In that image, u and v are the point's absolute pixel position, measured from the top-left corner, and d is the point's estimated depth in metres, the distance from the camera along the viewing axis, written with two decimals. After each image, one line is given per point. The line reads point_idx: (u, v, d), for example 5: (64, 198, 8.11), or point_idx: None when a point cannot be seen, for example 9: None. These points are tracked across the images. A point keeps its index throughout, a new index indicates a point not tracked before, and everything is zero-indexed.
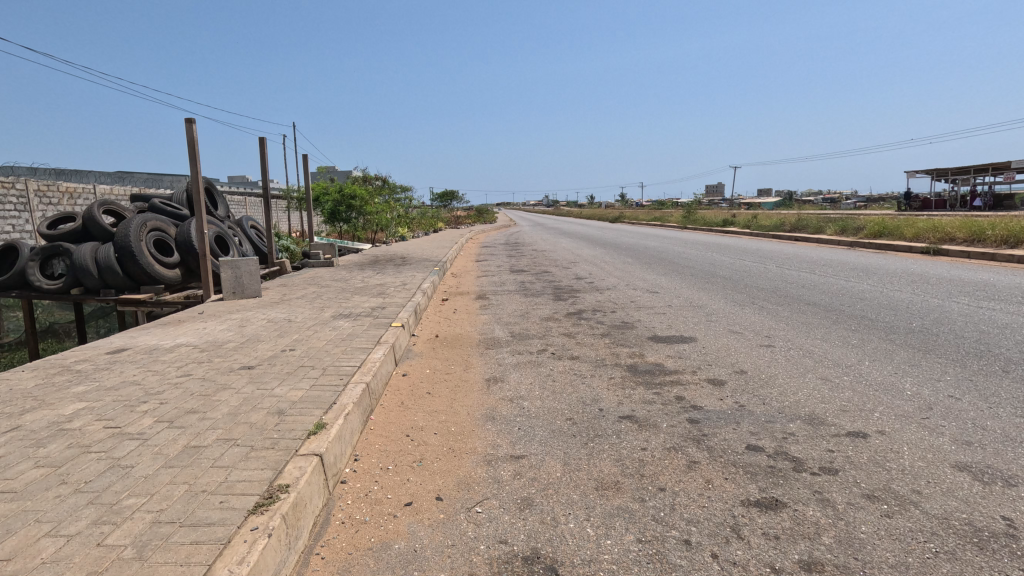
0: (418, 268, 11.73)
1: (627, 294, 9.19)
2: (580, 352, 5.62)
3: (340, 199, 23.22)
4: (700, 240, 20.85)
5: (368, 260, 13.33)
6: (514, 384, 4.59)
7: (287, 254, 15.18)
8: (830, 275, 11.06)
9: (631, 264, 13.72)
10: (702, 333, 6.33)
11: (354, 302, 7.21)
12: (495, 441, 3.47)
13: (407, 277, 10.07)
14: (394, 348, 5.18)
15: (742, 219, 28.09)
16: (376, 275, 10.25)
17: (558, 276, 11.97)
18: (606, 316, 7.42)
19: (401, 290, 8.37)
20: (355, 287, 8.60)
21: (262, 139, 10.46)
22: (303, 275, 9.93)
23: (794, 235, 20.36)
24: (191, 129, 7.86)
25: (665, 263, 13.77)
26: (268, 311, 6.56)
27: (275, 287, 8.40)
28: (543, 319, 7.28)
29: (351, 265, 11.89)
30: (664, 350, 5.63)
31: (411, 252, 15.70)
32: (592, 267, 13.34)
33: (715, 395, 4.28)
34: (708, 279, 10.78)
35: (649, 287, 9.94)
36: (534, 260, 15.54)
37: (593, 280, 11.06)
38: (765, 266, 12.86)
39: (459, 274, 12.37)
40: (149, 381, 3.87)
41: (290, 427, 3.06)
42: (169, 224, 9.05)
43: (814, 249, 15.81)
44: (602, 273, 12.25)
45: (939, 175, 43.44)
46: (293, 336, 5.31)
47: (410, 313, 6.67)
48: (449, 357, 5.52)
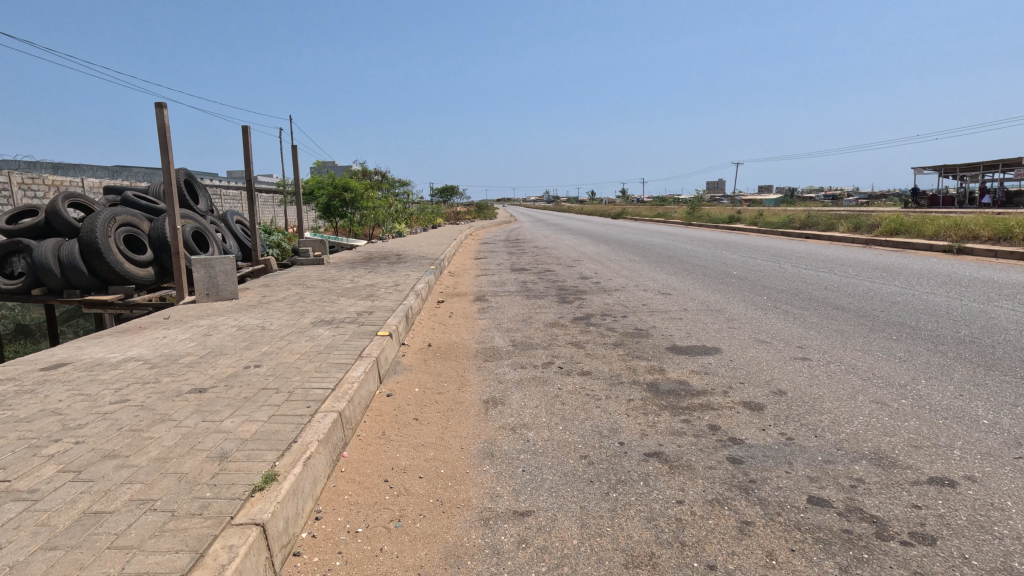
0: (413, 266, 11.05)
1: (637, 297, 8.50)
2: (591, 366, 4.95)
3: (335, 194, 22.48)
4: (708, 237, 20.15)
5: (361, 258, 12.64)
6: (516, 408, 3.92)
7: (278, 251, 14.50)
8: (853, 276, 10.36)
9: (638, 263, 13.03)
10: (727, 343, 5.65)
11: (338, 306, 6.54)
12: (494, 491, 2.80)
13: (401, 276, 9.39)
14: (378, 363, 4.50)
15: (749, 216, 27.36)
16: (368, 274, 9.57)
17: (562, 275, 11.30)
18: (617, 322, 6.74)
19: (393, 292, 7.68)
20: (342, 288, 7.92)
21: (246, 127, 9.72)
22: (289, 274, 9.25)
23: (805, 232, 19.66)
24: (161, 114, 7.15)
25: (674, 262, 13.09)
26: (241, 316, 5.88)
27: (255, 289, 7.73)
28: (547, 325, 6.60)
29: (343, 263, 11.22)
30: (686, 364, 4.96)
31: (407, 249, 15.03)
32: (597, 266, 12.66)
33: (756, 423, 3.61)
34: (723, 280, 10.10)
35: (661, 288, 9.26)
36: (536, 258, 14.85)
37: (599, 281, 10.37)
38: (781, 266, 12.17)
39: (458, 273, 11.69)
40: (74, 409, 3.20)
41: (231, 481, 2.39)
42: (142, 218, 8.35)
43: (829, 248, 15.12)
44: (609, 272, 11.57)
45: (947, 171, 42.68)
46: (263, 347, 4.63)
47: (400, 318, 5.99)
48: (442, 371, 4.85)
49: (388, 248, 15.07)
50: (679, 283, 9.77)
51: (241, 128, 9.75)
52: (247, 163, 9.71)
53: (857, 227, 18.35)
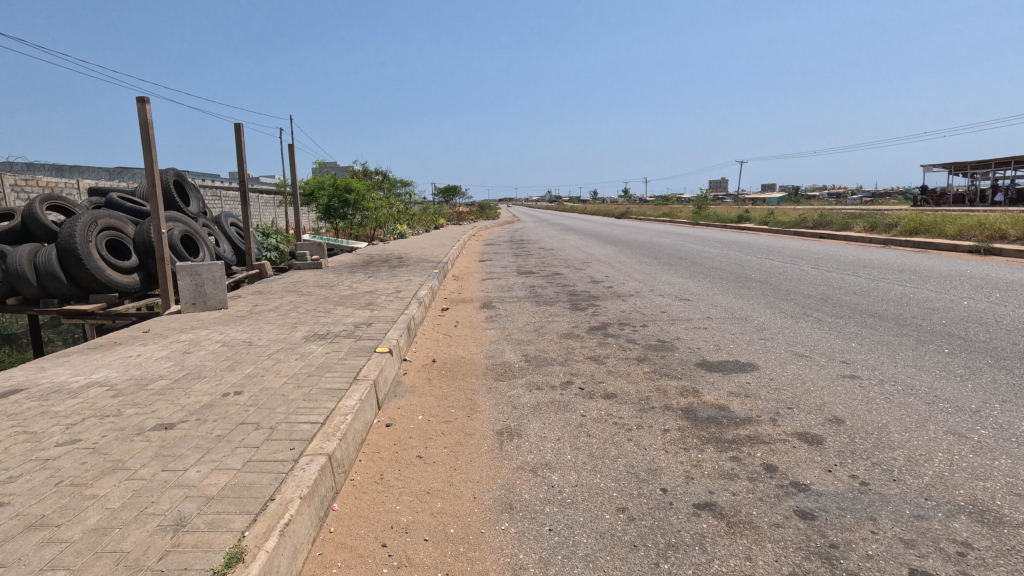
0: (416, 270, 10.54)
1: (655, 303, 7.96)
2: (615, 387, 4.41)
3: (335, 194, 21.97)
4: (719, 238, 19.59)
5: (361, 261, 12.12)
6: (536, 443, 3.38)
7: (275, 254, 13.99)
8: (879, 279, 9.82)
9: (650, 265, 12.50)
10: (762, 358, 5.11)
11: (334, 316, 6.02)
12: (516, 561, 2.27)
13: (402, 281, 8.87)
14: (376, 386, 3.98)
15: (758, 215, 26.78)
16: (367, 279, 9.06)
17: (571, 279, 10.77)
18: (637, 333, 6.21)
19: (394, 299, 7.16)
20: (340, 296, 7.40)
21: (239, 125, 9.22)
22: (285, 280, 8.74)
23: (818, 232, 19.10)
24: (144, 108, 6.66)
25: (688, 264, 12.57)
26: (227, 329, 5.36)
27: (247, 297, 7.22)
28: (562, 337, 6.06)
29: (342, 267, 10.70)
30: (722, 383, 4.43)
31: (409, 251, 14.51)
32: (608, 269, 12.14)
33: (818, 463, 3.07)
34: (743, 284, 9.57)
35: (678, 294, 8.74)
36: (543, 260, 14.31)
37: (612, 285, 9.83)
38: (800, 268, 11.62)
39: (462, 277, 11.17)
40: (12, 453, 2.69)
41: (184, 565, 1.86)
42: (127, 222, 7.85)
43: (847, 249, 14.57)
44: (621, 276, 11.04)
45: (957, 169, 42.00)
46: (248, 367, 4.11)
47: (402, 331, 5.46)
48: (448, 394, 4.32)
49: (389, 251, 14.53)
50: (697, 288, 9.25)
51: (234, 125, 9.24)
52: (239, 161, 9.21)
53: (873, 227, 17.79)
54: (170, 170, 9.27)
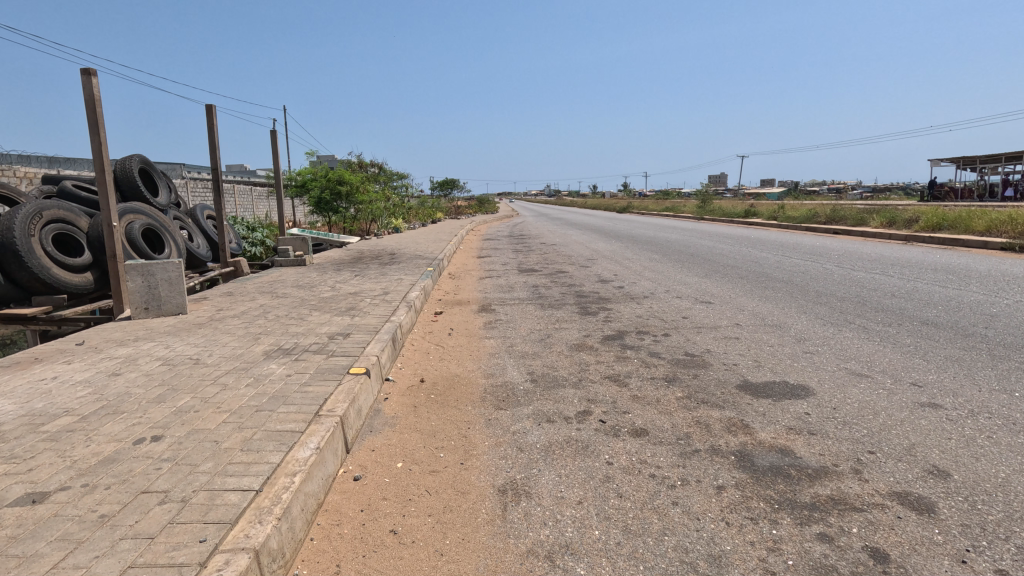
0: (408, 268, 9.67)
1: (673, 308, 7.11)
2: (644, 419, 3.56)
3: (328, 186, 20.99)
4: (728, 233, 18.76)
5: (349, 258, 11.24)
6: (552, 509, 2.53)
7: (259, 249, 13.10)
8: (914, 279, 9.01)
9: (661, 263, 11.66)
10: (814, 379, 4.27)
11: (308, 324, 5.16)
12: None
13: (392, 281, 8.01)
14: (345, 423, 3.11)
15: (765, 210, 25.92)
16: (353, 278, 8.19)
17: (577, 278, 9.92)
18: (660, 344, 5.36)
19: (380, 303, 6.30)
20: (319, 299, 6.54)
21: (211, 106, 8.32)
22: (261, 279, 7.88)
23: (833, 228, 18.24)
24: (91, 81, 5.77)
25: (701, 262, 11.73)
26: (176, 343, 4.50)
27: (212, 300, 6.35)
28: (572, 349, 5.21)
29: (328, 264, 9.84)
30: (775, 415, 3.58)
31: (404, 247, 13.64)
32: (616, 267, 11.30)
33: (943, 547, 2.23)
34: (765, 284, 8.75)
35: (697, 295, 7.91)
36: (545, 257, 13.44)
37: (622, 285, 8.98)
38: (823, 266, 10.79)
39: (459, 275, 10.31)
40: None
41: None
42: (78, 214, 6.97)
43: (868, 246, 13.75)
44: (630, 274, 10.20)
45: (965, 163, 41.19)
46: (183, 396, 3.26)
47: (384, 343, 4.61)
48: (438, 429, 3.46)
49: (382, 246, 13.64)
50: (717, 289, 8.41)
51: (205, 107, 8.32)
52: (211, 148, 8.31)
53: (892, 223, 16.98)
54: (134, 155, 8.34)
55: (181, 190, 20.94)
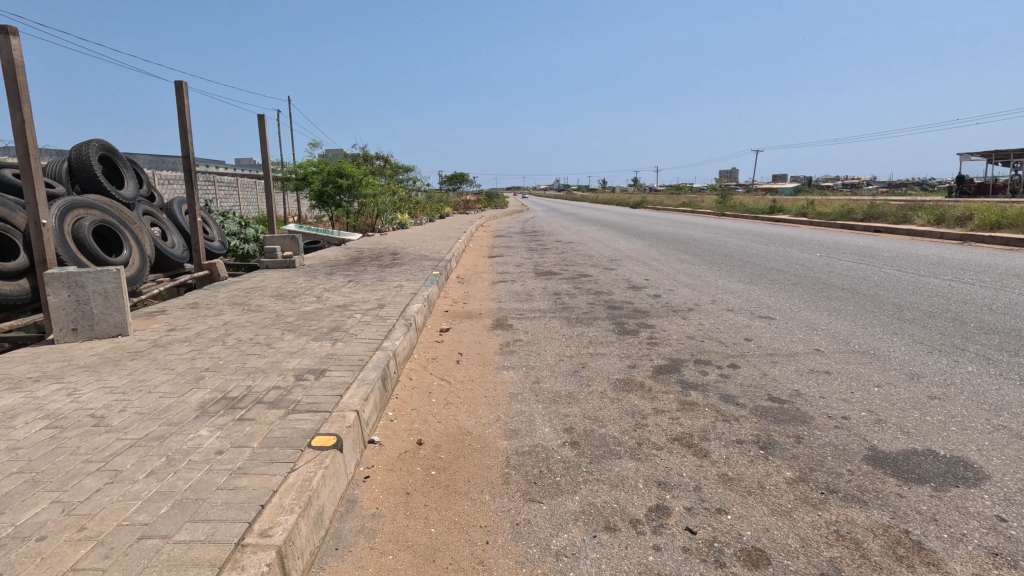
0: (411, 271, 8.50)
1: (728, 327, 5.84)
2: (754, 528, 2.34)
3: (330, 178, 19.94)
4: (758, 231, 17.43)
5: (346, 258, 10.05)
6: None
7: (247, 248, 11.93)
8: (1000, 287, 7.70)
9: (697, 265, 10.40)
10: (970, 447, 3.04)
11: (274, 355, 3.96)
12: None
13: (391, 289, 6.84)
14: (290, 553, 1.92)
15: (793, 206, 24.44)
16: (345, 284, 7.01)
17: (604, 283, 8.71)
18: (732, 381, 4.13)
19: (372, 320, 5.10)
20: (299, 314, 5.35)
21: (181, 82, 7.15)
22: (238, 287, 6.72)
23: (872, 225, 16.83)
24: (12, 41, 4.62)
25: (741, 264, 10.47)
26: (88, 384, 3.33)
27: (168, 317, 5.18)
28: (618, 391, 3.98)
29: (321, 267, 8.67)
30: (956, 522, 2.35)
31: (408, 245, 12.44)
32: (645, 270, 10.06)
33: None
34: (828, 294, 7.49)
35: (753, 309, 6.67)
36: (562, 257, 12.21)
37: (659, 293, 7.76)
38: (882, 271, 9.47)
39: (469, 279, 9.12)
40: None
41: None
42: (15, 209, 5.83)
43: (923, 247, 12.38)
44: (665, 279, 8.98)
45: (998, 158, 39.33)
46: (39, 499, 2.07)
47: (370, 386, 3.40)
48: (441, 544, 2.26)
49: (384, 245, 12.45)
50: (773, 300, 7.17)
51: (174, 83, 7.15)
52: (181, 130, 7.13)
53: (940, 220, 15.53)
54: (93, 140, 7.18)
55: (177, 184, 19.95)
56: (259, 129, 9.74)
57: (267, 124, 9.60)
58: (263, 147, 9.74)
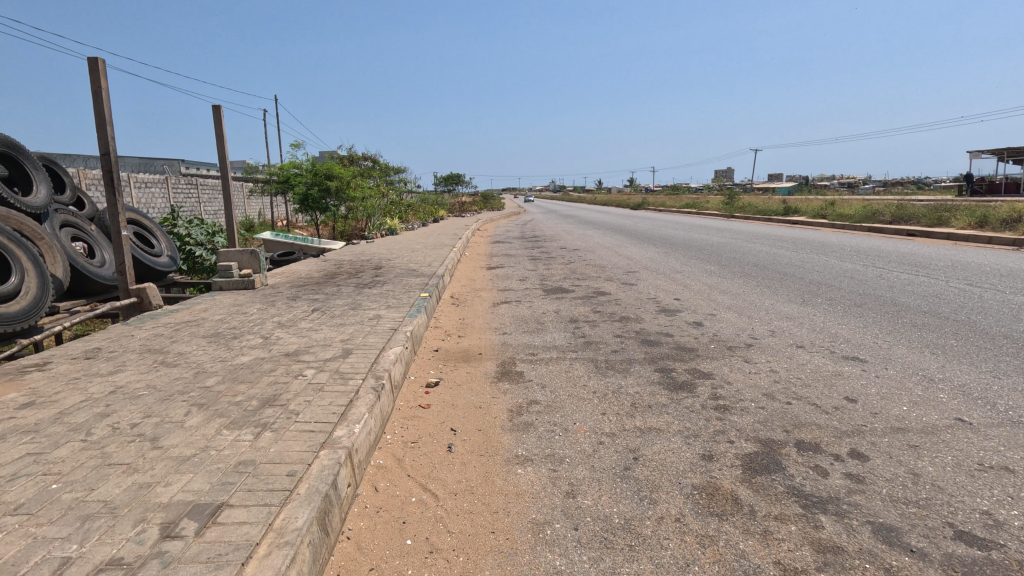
0: (395, 292, 7.00)
1: (812, 377, 4.36)
2: None
3: (314, 181, 18.44)
4: (780, 236, 16.02)
5: (321, 274, 8.55)
6: None
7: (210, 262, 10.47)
8: None
9: (731, 280, 8.96)
10: None
11: (154, 465, 2.47)
12: None
13: (365, 322, 5.33)
14: None
15: (808, 207, 23.09)
16: (307, 315, 5.50)
17: (628, 305, 7.25)
18: (876, 495, 2.65)
19: (328, 382, 3.60)
20: (229, 368, 3.84)
21: (98, 59, 5.64)
22: (168, 324, 5.20)
23: (904, 229, 15.44)
24: None
25: (782, 278, 9.03)
26: None
27: (40, 379, 3.66)
28: (706, 520, 2.49)
29: (286, 288, 7.17)
30: None
31: (396, 257, 10.95)
32: (672, 286, 8.60)
33: None
34: (910, 320, 6.05)
35: (830, 345, 5.22)
36: (572, 268, 10.76)
37: (699, 320, 6.31)
38: (951, 285, 8.04)
39: (466, 301, 7.63)
40: None
41: None
42: None
43: (978, 254, 10.98)
44: (699, 299, 7.53)
45: (1009, 156, 38.20)
46: None
47: (291, 551, 1.90)
48: None
49: (367, 256, 10.92)
50: (847, 330, 5.73)
51: (88, 59, 5.64)
52: (98, 120, 5.64)
53: (982, 223, 14.18)
54: None
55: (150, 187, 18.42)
56: (215, 124, 8.18)
57: (223, 116, 8.04)
58: (220, 144, 8.18)
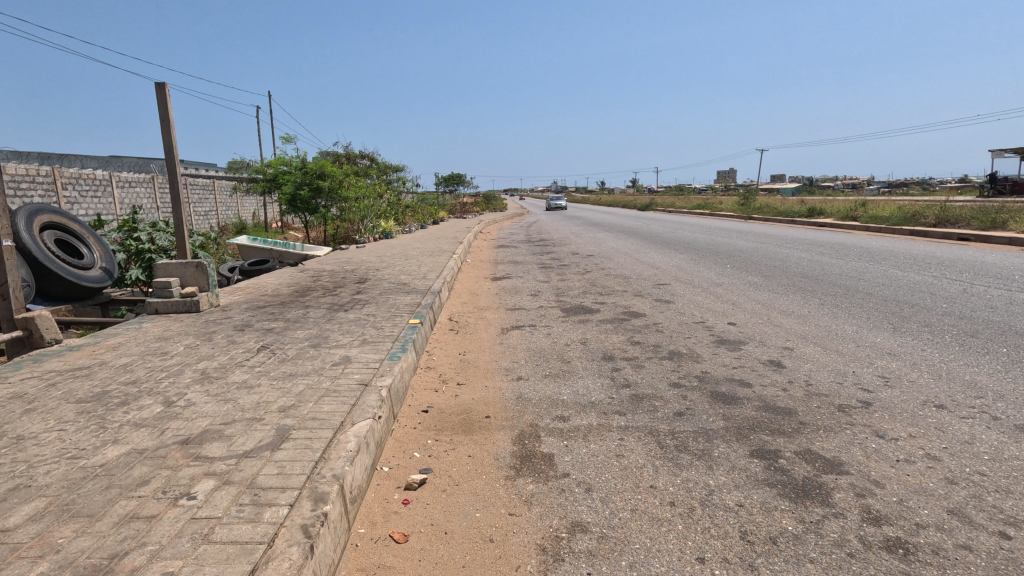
0: (378, 317, 5.46)
1: (1003, 471, 2.83)
2: None
3: (304, 180, 16.92)
4: (816, 241, 14.47)
5: (293, 291, 7.03)
6: None
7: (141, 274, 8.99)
8: None
9: (787, 298, 7.42)
10: None
11: None
12: None
13: (326, 370, 3.80)
14: None
15: (835, 209, 21.54)
16: (246, 359, 3.96)
17: (673, 333, 5.72)
18: None
19: (226, 515, 2.06)
20: (73, 479, 2.30)
21: None
22: (46, 375, 3.68)
23: (955, 233, 13.91)
24: None
25: (848, 295, 7.49)
26: None
27: None
28: None
29: (240, 312, 5.64)
30: None
31: (387, 266, 9.42)
32: (718, 305, 7.06)
33: None
34: None
35: (985, 404, 3.68)
36: (592, 280, 9.24)
37: (776, 359, 4.79)
38: None
39: (468, 327, 6.10)
40: None
41: None
42: None
43: None
44: (760, 325, 5.99)
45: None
46: None
47: None
48: None
49: (352, 266, 9.38)
50: (988, 377, 4.20)
51: None
52: None
53: None
54: None
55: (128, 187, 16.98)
56: (160, 106, 6.65)
57: (169, 95, 6.51)
58: (166, 130, 6.65)
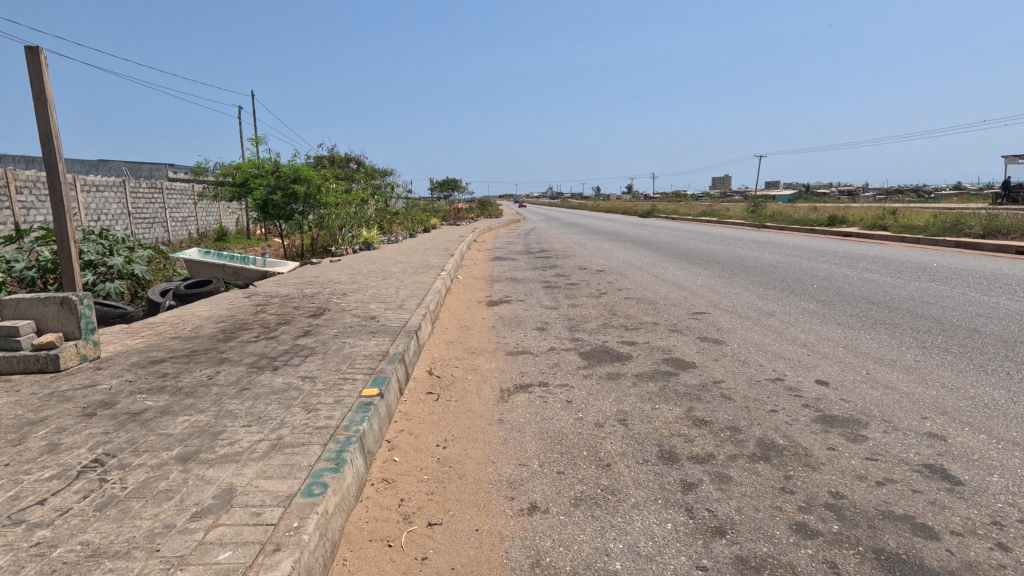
0: (317, 383, 3.66)
1: None
2: None
3: (277, 185, 15.03)
4: (855, 254, 12.72)
5: (221, 330, 5.24)
6: None
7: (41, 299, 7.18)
8: None
9: (873, 339, 5.67)
10: None
11: None
12: None
13: (174, 535, 2.00)
14: None
15: (857, 217, 19.88)
16: (38, 505, 2.16)
17: (749, 404, 3.95)
18: None
19: None
20: None
21: None
22: None
23: (1012, 245, 12.22)
24: None
25: (954, 335, 5.72)
26: None
27: None
28: None
29: (119, 375, 3.83)
30: None
31: (358, 289, 7.62)
32: (789, 351, 5.28)
33: None
34: None
35: None
36: (610, 306, 7.48)
37: (936, 463, 3.03)
38: None
39: (452, 389, 4.29)
40: None
41: None
42: None
43: None
44: (867, 388, 4.23)
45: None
46: None
47: None
48: None
49: (314, 289, 7.56)
50: None
51: None
52: None
53: None
54: None
55: (93, 192, 15.01)
56: (33, 77, 4.85)
57: (42, 63, 4.73)
58: (41, 110, 4.85)
